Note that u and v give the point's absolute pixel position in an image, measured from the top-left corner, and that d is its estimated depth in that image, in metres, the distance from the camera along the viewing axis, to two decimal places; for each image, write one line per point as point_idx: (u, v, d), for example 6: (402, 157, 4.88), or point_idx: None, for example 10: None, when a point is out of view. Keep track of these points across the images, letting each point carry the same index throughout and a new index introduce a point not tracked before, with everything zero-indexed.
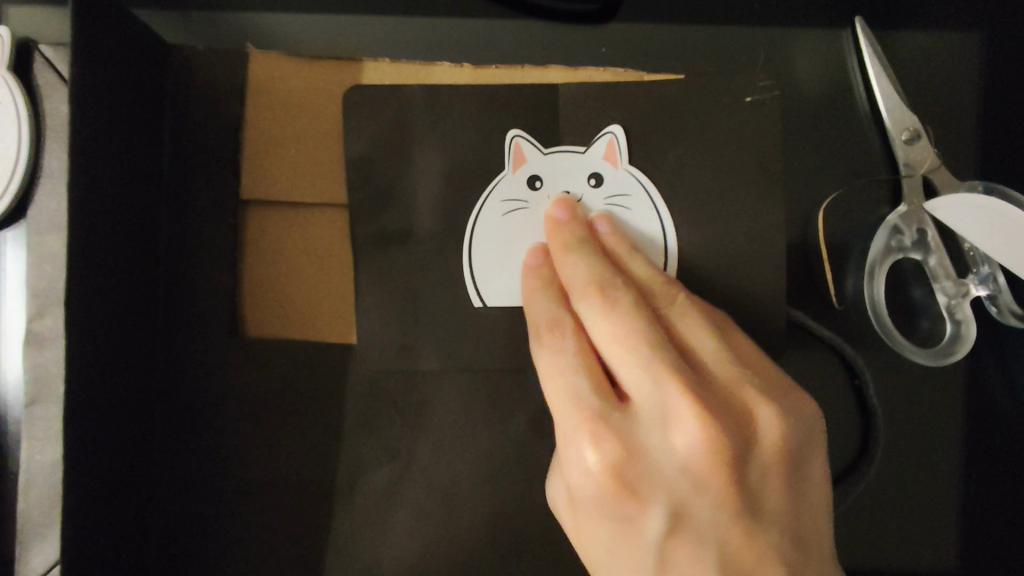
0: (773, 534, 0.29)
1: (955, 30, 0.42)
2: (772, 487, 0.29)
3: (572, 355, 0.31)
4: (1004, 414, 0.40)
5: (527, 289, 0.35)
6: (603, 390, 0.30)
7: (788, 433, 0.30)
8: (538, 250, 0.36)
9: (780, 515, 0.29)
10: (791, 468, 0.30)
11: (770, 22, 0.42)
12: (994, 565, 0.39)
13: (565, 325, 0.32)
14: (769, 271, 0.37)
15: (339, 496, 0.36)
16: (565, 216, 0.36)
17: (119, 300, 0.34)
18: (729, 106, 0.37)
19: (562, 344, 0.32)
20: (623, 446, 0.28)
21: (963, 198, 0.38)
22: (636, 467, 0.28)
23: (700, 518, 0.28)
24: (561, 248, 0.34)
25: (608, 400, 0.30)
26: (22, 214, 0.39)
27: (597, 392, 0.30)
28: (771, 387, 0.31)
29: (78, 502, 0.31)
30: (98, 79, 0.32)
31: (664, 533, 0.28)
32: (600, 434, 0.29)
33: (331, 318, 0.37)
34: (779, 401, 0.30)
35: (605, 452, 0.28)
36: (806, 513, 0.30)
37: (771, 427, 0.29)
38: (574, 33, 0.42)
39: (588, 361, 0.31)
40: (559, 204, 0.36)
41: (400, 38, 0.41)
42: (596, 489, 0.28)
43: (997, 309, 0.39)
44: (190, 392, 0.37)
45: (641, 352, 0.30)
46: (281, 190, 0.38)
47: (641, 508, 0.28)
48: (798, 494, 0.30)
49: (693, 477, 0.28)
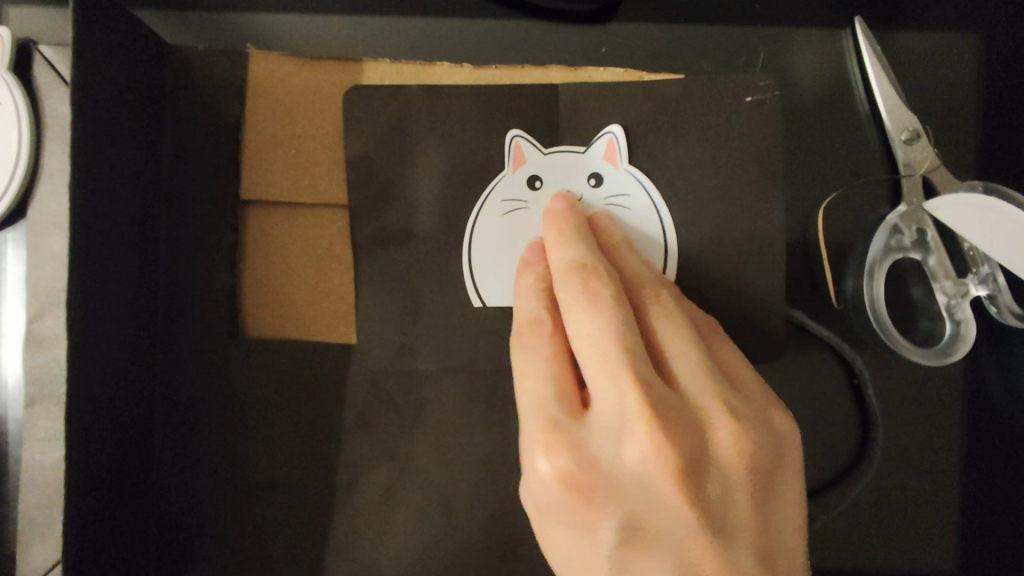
0: (736, 551, 0.28)
1: (955, 29, 0.42)
2: (737, 503, 0.29)
3: (544, 359, 0.31)
4: (1003, 413, 0.40)
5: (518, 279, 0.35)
6: (567, 395, 0.30)
7: (751, 450, 0.29)
8: (536, 246, 0.35)
9: (746, 532, 0.29)
10: (757, 485, 0.29)
11: (771, 23, 0.42)
12: (993, 564, 0.39)
13: (544, 323, 0.32)
14: (769, 272, 0.37)
15: (339, 497, 0.36)
16: (563, 208, 0.35)
17: (121, 300, 0.34)
18: (729, 105, 0.37)
19: (539, 342, 0.32)
20: (577, 457, 0.28)
21: (963, 199, 0.38)
22: (590, 477, 0.28)
23: (656, 530, 0.28)
24: (555, 235, 0.34)
25: (570, 407, 0.30)
26: (23, 215, 0.39)
27: (560, 399, 0.30)
28: (742, 405, 0.30)
29: (80, 501, 0.31)
30: (98, 80, 0.32)
31: (617, 544, 0.28)
32: (554, 442, 0.29)
33: (331, 318, 0.37)
34: (745, 420, 0.30)
35: (558, 461, 0.29)
36: (775, 529, 0.30)
37: (730, 443, 0.29)
38: (574, 34, 0.42)
39: (560, 363, 0.31)
40: (558, 199, 0.35)
41: (400, 38, 0.42)
42: (546, 495, 0.29)
43: (997, 308, 0.39)
44: (190, 392, 0.37)
45: (609, 356, 0.29)
46: (280, 191, 0.38)
47: (596, 519, 0.28)
48: (765, 511, 0.29)
49: (648, 490, 0.28)
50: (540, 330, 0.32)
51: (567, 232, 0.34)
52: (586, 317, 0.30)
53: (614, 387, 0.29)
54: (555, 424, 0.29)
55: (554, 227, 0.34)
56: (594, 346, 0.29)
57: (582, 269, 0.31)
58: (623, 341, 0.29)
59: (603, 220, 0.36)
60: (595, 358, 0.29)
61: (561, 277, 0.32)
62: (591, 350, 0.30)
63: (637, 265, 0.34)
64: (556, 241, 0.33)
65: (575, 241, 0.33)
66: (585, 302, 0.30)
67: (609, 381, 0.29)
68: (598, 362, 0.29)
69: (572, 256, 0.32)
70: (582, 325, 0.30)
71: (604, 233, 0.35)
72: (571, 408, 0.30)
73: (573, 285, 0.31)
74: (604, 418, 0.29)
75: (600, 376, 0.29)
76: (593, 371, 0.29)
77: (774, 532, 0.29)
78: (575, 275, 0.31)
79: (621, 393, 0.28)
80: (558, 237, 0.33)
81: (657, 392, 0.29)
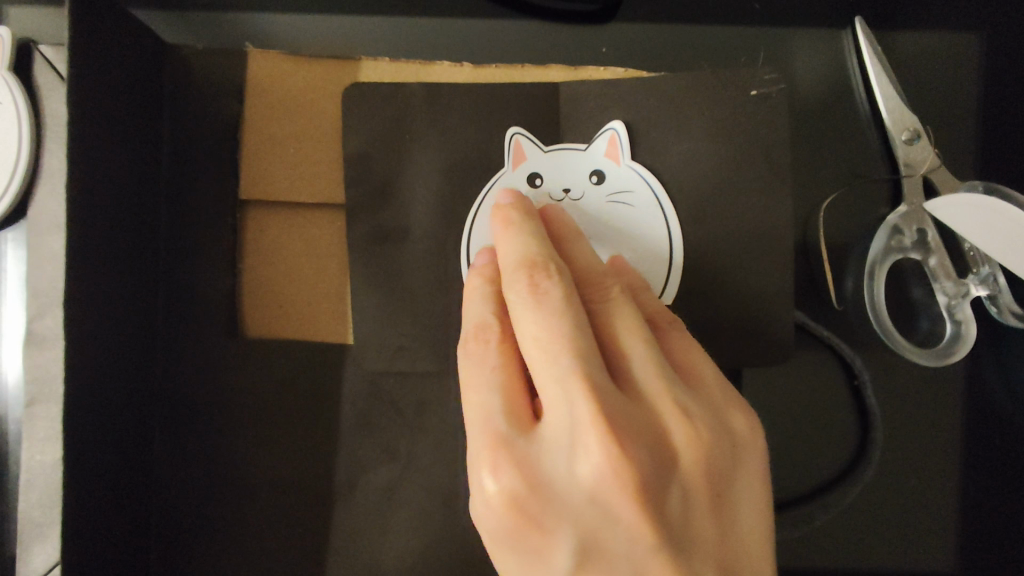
0: (696, 562, 0.27)
1: (956, 28, 0.42)
2: (693, 508, 0.28)
3: (490, 369, 0.30)
4: (1004, 414, 0.40)
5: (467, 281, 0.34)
6: (515, 408, 0.29)
7: (706, 452, 0.29)
8: (487, 251, 0.34)
9: (706, 541, 0.28)
10: (713, 488, 0.29)
11: (771, 22, 0.42)
12: (994, 565, 0.39)
13: (491, 331, 0.31)
14: (769, 271, 0.37)
15: (338, 497, 0.36)
16: (510, 203, 0.34)
17: (120, 300, 0.34)
18: (732, 101, 0.37)
19: (484, 351, 0.31)
20: (526, 475, 0.27)
21: (963, 199, 0.37)
22: (540, 497, 0.27)
23: (612, 550, 0.27)
24: (503, 226, 0.33)
25: (519, 421, 0.28)
26: (24, 215, 0.39)
27: (507, 413, 0.29)
28: (696, 404, 0.30)
29: (78, 501, 0.31)
30: (96, 80, 0.32)
31: (572, 567, 0.27)
32: (502, 461, 0.27)
33: (330, 318, 0.37)
34: (700, 422, 0.29)
35: (505, 480, 0.27)
36: (734, 535, 0.29)
37: (684, 444, 0.28)
38: (574, 33, 0.42)
39: (507, 374, 0.30)
40: (505, 193, 0.34)
41: (400, 38, 0.42)
42: (496, 520, 0.27)
43: (998, 308, 0.39)
44: (190, 392, 0.37)
45: (559, 361, 0.28)
46: (280, 190, 0.37)
47: (546, 542, 0.27)
48: (723, 516, 0.29)
49: (600, 504, 0.27)
50: (487, 338, 0.31)
51: (516, 223, 0.33)
52: (535, 318, 0.29)
53: (564, 394, 0.27)
54: (503, 442, 0.28)
55: (501, 219, 0.33)
56: (544, 351, 0.28)
57: (531, 267, 0.31)
58: (573, 344, 0.28)
59: (554, 211, 0.35)
60: (546, 364, 0.28)
61: (510, 274, 0.31)
62: (540, 354, 0.28)
63: (587, 259, 0.33)
64: (504, 233, 0.33)
65: (525, 235, 0.32)
66: (533, 302, 0.30)
67: (560, 389, 0.28)
68: (548, 368, 0.28)
69: (522, 252, 0.31)
70: (530, 327, 0.29)
71: (557, 223, 0.34)
72: (520, 423, 0.28)
73: (521, 285, 0.30)
74: (555, 431, 0.28)
75: (550, 384, 0.28)
76: (543, 379, 0.28)
77: (733, 537, 0.29)
78: (524, 273, 0.31)
79: (572, 401, 0.27)
80: (507, 230, 0.33)
81: (610, 398, 0.28)
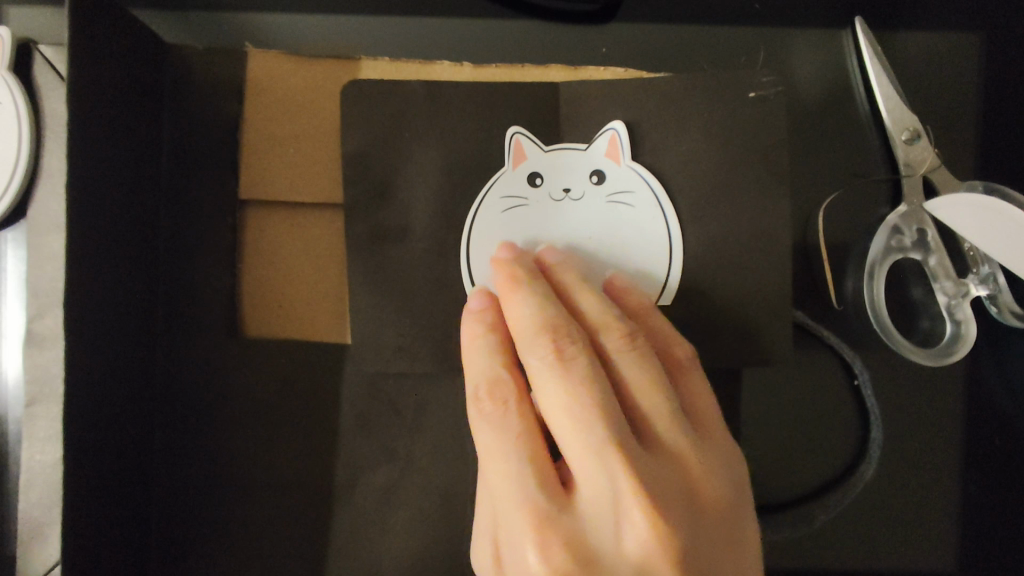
0: None
1: (955, 28, 0.42)
2: (724, 561, 0.30)
3: (517, 437, 0.31)
4: (1004, 414, 0.40)
5: (468, 336, 0.34)
6: (548, 480, 0.30)
7: (724, 501, 0.31)
8: (482, 293, 0.35)
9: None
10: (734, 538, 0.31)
11: (771, 22, 0.42)
12: (993, 565, 0.39)
13: (510, 395, 0.32)
14: (769, 271, 0.37)
15: (338, 498, 0.36)
16: (508, 258, 0.35)
17: (120, 299, 0.34)
18: (731, 102, 0.37)
19: (506, 418, 0.32)
20: (573, 549, 0.28)
21: (963, 198, 0.38)
22: (588, 572, 0.28)
23: None
24: (510, 286, 0.34)
25: (555, 493, 0.30)
26: (23, 215, 0.39)
27: (543, 487, 0.30)
28: (710, 455, 0.32)
29: (78, 502, 0.31)
30: (96, 79, 0.32)
31: None
32: (549, 537, 0.28)
33: (330, 317, 0.37)
34: (717, 472, 0.32)
35: (553, 558, 0.28)
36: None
37: (708, 497, 0.31)
38: (573, 33, 0.42)
39: (533, 441, 0.31)
40: (502, 248, 0.35)
41: (399, 38, 0.42)
42: None
43: (997, 308, 0.39)
44: (190, 392, 0.37)
45: (591, 432, 0.30)
46: (279, 190, 0.37)
47: None
48: (745, 561, 0.31)
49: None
50: (507, 403, 0.32)
51: (525, 283, 0.34)
52: (562, 389, 0.31)
53: (602, 464, 0.29)
54: (545, 519, 0.29)
55: (509, 276, 0.34)
56: (575, 422, 0.30)
57: (551, 335, 0.32)
58: (603, 416, 0.30)
59: (551, 256, 0.35)
60: (577, 435, 0.30)
61: (530, 344, 0.33)
62: (571, 424, 0.30)
63: (595, 311, 0.34)
64: (515, 299, 0.34)
65: (537, 299, 0.34)
66: (560, 371, 0.31)
67: (595, 460, 0.29)
68: (581, 442, 0.30)
69: (539, 318, 0.33)
70: (559, 397, 0.31)
71: (558, 278, 0.35)
72: (555, 496, 0.30)
73: (546, 355, 0.32)
74: (594, 501, 0.29)
75: (585, 454, 0.29)
76: (578, 449, 0.30)
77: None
78: (545, 340, 0.32)
79: (611, 471, 0.29)
80: (515, 292, 0.34)
81: (640, 463, 0.30)
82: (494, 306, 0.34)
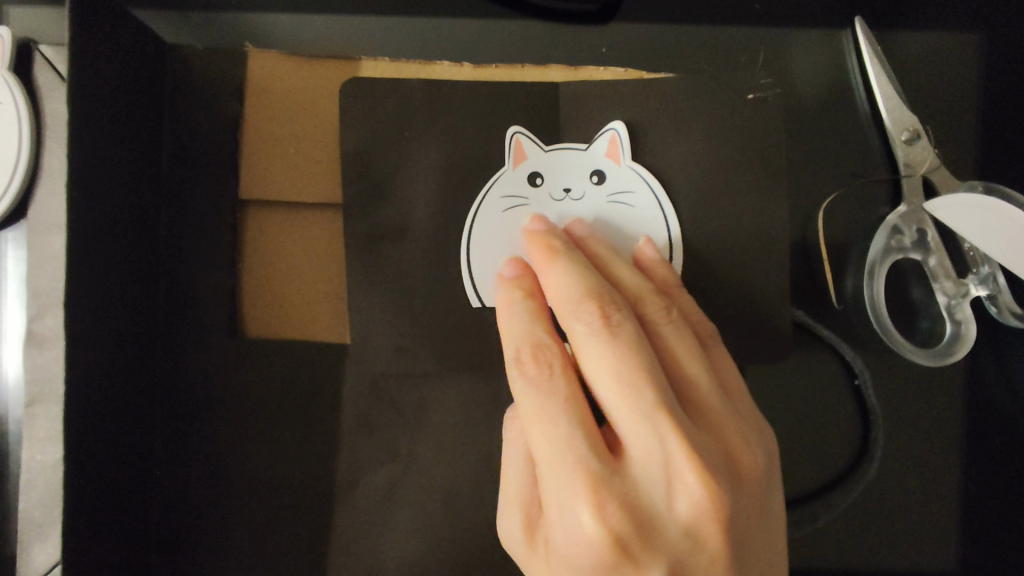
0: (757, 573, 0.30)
1: (954, 29, 0.42)
2: (754, 525, 0.31)
3: (562, 400, 0.30)
4: (1004, 413, 0.40)
5: (505, 303, 0.33)
6: (597, 442, 0.29)
7: (761, 468, 0.31)
8: (516, 263, 0.35)
9: (764, 552, 0.31)
10: (764, 504, 0.31)
11: (770, 23, 0.42)
12: (994, 565, 0.39)
13: (552, 357, 0.31)
14: (768, 271, 0.37)
15: (339, 497, 0.36)
16: (543, 229, 0.35)
17: (120, 299, 0.34)
18: (730, 102, 0.37)
19: (551, 381, 0.30)
20: (626, 512, 0.27)
21: (962, 199, 0.38)
22: (640, 532, 0.27)
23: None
24: (550, 254, 0.33)
25: (605, 456, 0.28)
26: (23, 215, 0.39)
27: (595, 449, 0.28)
28: (747, 424, 0.32)
29: (77, 502, 0.31)
30: (97, 79, 0.32)
31: None
32: (603, 499, 0.27)
33: (330, 317, 0.37)
34: (755, 441, 0.32)
35: (607, 517, 0.27)
36: (777, 543, 0.32)
37: (749, 464, 0.31)
38: (573, 33, 0.42)
39: (579, 404, 0.30)
40: (536, 221, 0.35)
41: (399, 38, 0.42)
42: (593, 558, 0.27)
43: (997, 308, 0.39)
44: (190, 391, 0.37)
45: (642, 395, 0.29)
46: (279, 190, 0.37)
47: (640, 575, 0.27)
48: (770, 527, 0.32)
49: (693, 535, 0.28)
50: (549, 366, 0.31)
51: (562, 253, 0.33)
52: (612, 352, 0.30)
53: (653, 428, 0.28)
54: (597, 480, 0.28)
55: (544, 247, 0.34)
56: (626, 384, 0.29)
57: (597, 299, 0.31)
58: (653, 380, 0.29)
59: (581, 229, 0.35)
60: (629, 398, 0.29)
61: (574, 307, 0.32)
62: (622, 386, 0.29)
63: (633, 280, 0.34)
64: (554, 265, 0.33)
65: (577, 266, 0.33)
66: (606, 334, 0.30)
67: (648, 422, 0.28)
68: (634, 403, 0.29)
69: (581, 281, 0.32)
70: (607, 361, 0.30)
71: (593, 249, 0.35)
72: (606, 458, 0.28)
73: (591, 318, 0.31)
74: (646, 465, 0.28)
75: (636, 417, 0.28)
76: (626, 413, 0.29)
77: (777, 547, 0.32)
78: (590, 304, 0.31)
79: (663, 435, 0.28)
80: (553, 260, 0.33)
81: (690, 428, 0.29)
82: (528, 276, 0.34)
